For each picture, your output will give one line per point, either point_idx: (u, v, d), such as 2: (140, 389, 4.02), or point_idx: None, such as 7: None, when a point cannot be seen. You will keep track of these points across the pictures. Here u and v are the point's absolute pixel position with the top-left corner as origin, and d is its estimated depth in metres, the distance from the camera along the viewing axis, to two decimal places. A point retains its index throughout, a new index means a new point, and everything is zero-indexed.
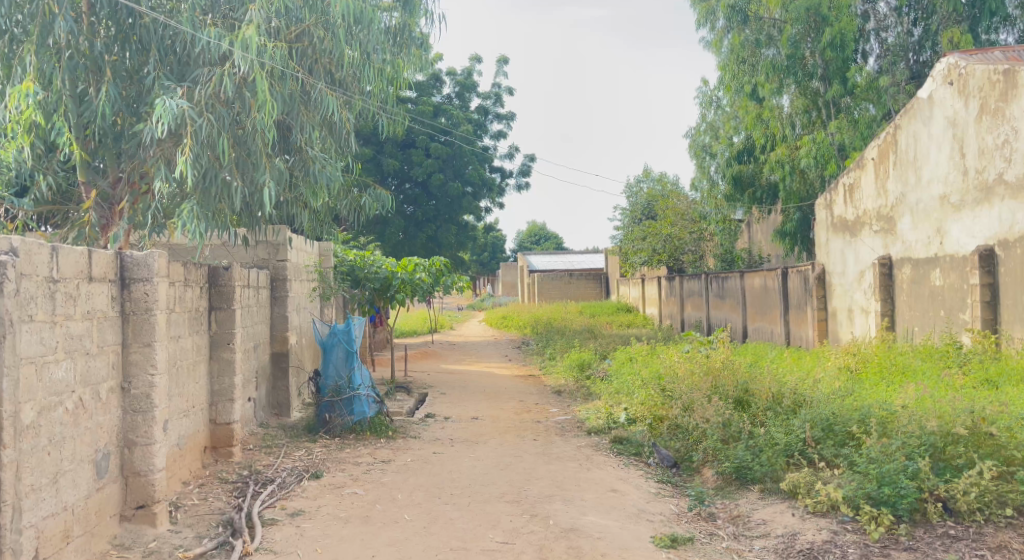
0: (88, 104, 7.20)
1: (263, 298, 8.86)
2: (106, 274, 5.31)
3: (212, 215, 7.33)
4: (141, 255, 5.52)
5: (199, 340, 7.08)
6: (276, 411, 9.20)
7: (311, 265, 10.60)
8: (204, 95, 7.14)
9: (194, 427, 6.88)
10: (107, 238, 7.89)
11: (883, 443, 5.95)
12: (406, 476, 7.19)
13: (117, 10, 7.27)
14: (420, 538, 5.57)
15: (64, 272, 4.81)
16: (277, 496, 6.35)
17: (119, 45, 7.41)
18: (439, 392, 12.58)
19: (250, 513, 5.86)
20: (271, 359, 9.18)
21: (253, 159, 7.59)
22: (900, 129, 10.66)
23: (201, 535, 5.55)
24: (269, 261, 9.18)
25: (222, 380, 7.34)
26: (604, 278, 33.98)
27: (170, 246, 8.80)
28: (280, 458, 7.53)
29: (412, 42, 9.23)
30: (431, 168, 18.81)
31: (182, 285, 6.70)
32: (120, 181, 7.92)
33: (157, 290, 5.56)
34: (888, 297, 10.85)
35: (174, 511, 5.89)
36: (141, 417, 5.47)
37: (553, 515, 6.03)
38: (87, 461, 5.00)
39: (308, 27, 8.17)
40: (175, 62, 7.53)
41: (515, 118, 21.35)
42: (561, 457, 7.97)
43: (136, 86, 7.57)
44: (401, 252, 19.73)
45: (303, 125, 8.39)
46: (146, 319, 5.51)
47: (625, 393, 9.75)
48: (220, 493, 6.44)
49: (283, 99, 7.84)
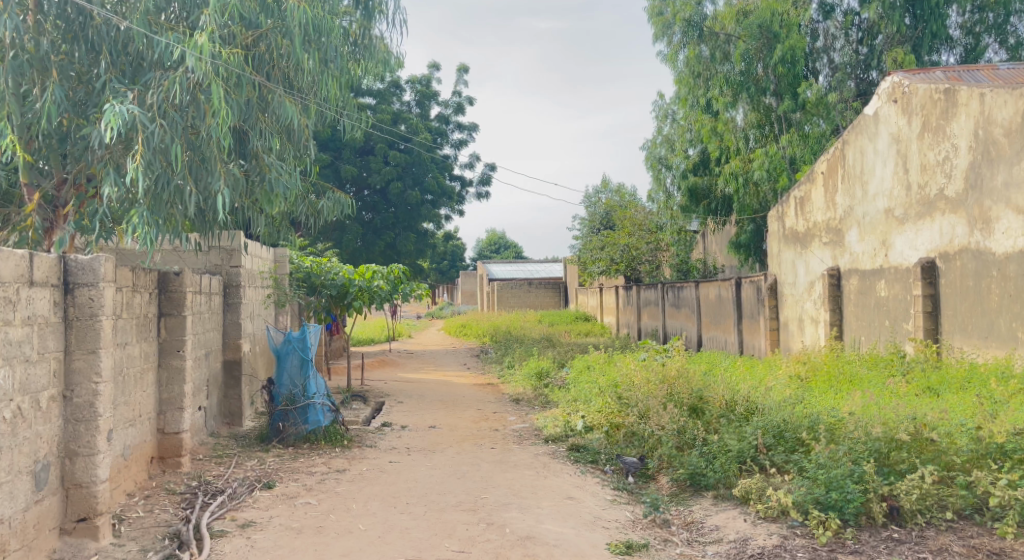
0: (31, 106, 6.95)
1: (215, 305, 8.71)
2: (48, 278, 5.18)
3: (163, 222, 7.19)
4: (86, 259, 5.39)
5: (147, 348, 6.94)
6: (228, 420, 9.05)
7: (266, 271, 10.51)
8: (156, 100, 6.99)
9: (141, 436, 6.74)
10: (50, 243, 7.63)
11: (831, 449, 6.09)
12: (362, 485, 7.12)
13: (67, 10, 7.14)
14: (374, 548, 5.53)
15: (3, 276, 4.68)
16: (228, 507, 6.24)
17: (67, 44, 7.23)
18: (396, 401, 12.47)
19: (199, 524, 5.76)
20: (223, 367, 9.01)
21: (208, 165, 7.46)
22: (848, 144, 10.87)
23: (146, 548, 5.42)
24: (222, 267, 9.14)
25: (171, 388, 7.21)
26: (563, 288, 34.17)
27: (118, 252, 8.60)
28: (232, 468, 7.41)
29: (372, 48, 9.17)
30: (389, 175, 18.79)
31: (130, 291, 6.57)
32: (65, 183, 7.68)
33: (103, 296, 5.44)
34: (837, 307, 11.05)
35: (119, 524, 5.76)
36: (84, 426, 5.33)
37: (509, 523, 6.02)
38: (25, 472, 4.86)
39: (266, 33, 8.10)
40: (128, 63, 7.38)
41: (476, 127, 21.41)
42: (517, 465, 7.96)
43: (83, 87, 7.40)
44: (359, 259, 19.56)
45: (260, 132, 8.30)
46: (92, 325, 5.38)
47: (583, 401, 9.79)
48: (167, 505, 6.30)
49: (238, 106, 7.72)
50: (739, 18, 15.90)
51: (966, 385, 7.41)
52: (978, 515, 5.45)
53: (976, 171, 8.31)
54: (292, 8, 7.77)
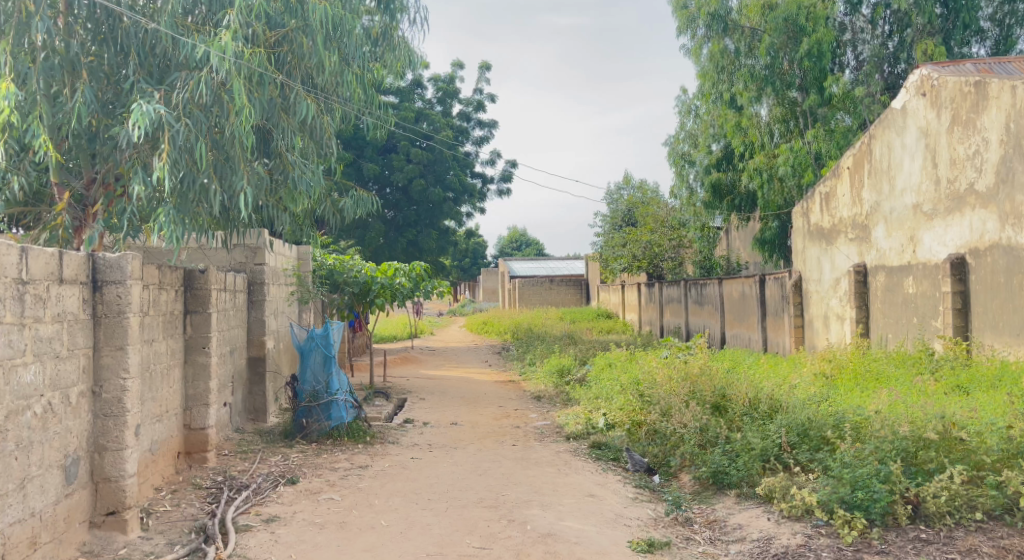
0: (62, 105, 7.06)
1: (240, 302, 8.80)
2: (77, 276, 5.25)
3: (189, 219, 7.27)
4: (113, 258, 5.47)
5: (174, 344, 7.02)
6: (253, 416, 9.13)
7: (290, 268, 10.59)
8: (181, 99, 7.06)
9: (168, 432, 6.82)
10: (80, 241, 7.75)
11: (857, 447, 6.02)
12: (383, 481, 7.15)
13: (96, 11, 7.21)
14: (395, 543, 5.55)
15: (33, 274, 4.73)
16: (252, 502, 6.29)
17: (97, 44, 7.31)
18: (418, 397, 12.54)
19: (224, 518, 5.81)
20: (248, 363, 9.10)
21: (231, 163, 7.50)
22: (874, 138, 10.77)
23: (173, 541, 5.48)
24: (246, 265, 9.22)
25: (197, 384, 7.28)
26: (585, 285, 34.16)
27: (144, 250, 8.68)
28: (256, 463, 7.47)
29: (395, 47, 9.21)
30: (412, 174, 18.84)
31: (156, 288, 6.63)
32: (95, 182, 7.76)
33: (130, 294, 5.49)
34: (863, 304, 10.94)
35: (147, 518, 5.83)
36: (112, 421, 5.40)
37: (530, 520, 6.03)
38: (56, 466, 4.94)
39: (289, 32, 8.13)
40: (155, 65, 7.44)
41: (497, 125, 21.41)
42: (539, 462, 7.96)
43: (112, 87, 7.47)
44: (381, 257, 19.64)
45: (283, 131, 8.34)
46: (119, 322, 5.44)
47: (605, 398, 9.78)
48: (194, 499, 6.37)
49: (262, 104, 7.75)
50: (764, 11, 15.60)
51: (997, 384, 7.31)
52: (1008, 516, 5.37)
53: (1008, 165, 8.18)
54: (314, 8, 7.82)
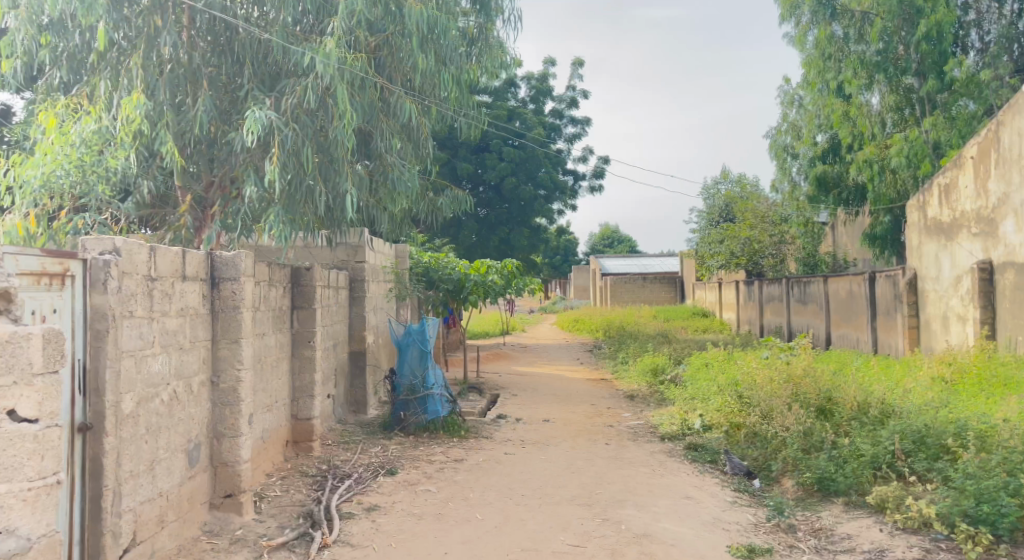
0: (185, 114, 7.57)
1: (342, 298, 9.17)
2: (198, 273, 5.61)
3: (297, 220, 7.60)
4: (229, 256, 5.81)
5: (282, 338, 7.38)
6: (354, 408, 9.49)
7: (388, 266, 10.95)
8: (290, 105, 7.41)
9: (277, 421, 7.18)
10: (200, 240, 8.25)
11: (981, 458, 5.84)
12: (478, 475, 7.34)
13: (216, 25, 7.71)
14: (491, 537, 5.71)
15: (161, 271, 5.06)
16: (355, 491, 6.57)
17: (217, 56, 7.79)
18: (510, 393, 12.73)
19: (329, 506, 6.09)
20: (349, 357, 9.47)
21: (336, 165, 7.78)
22: (1003, 126, 10.30)
23: (283, 525, 5.78)
24: (348, 262, 9.54)
25: (303, 376, 7.63)
26: (680, 283, 33.76)
27: (256, 248, 9.10)
28: (357, 454, 7.78)
29: (490, 46, 9.40)
30: (504, 172, 18.98)
31: (267, 285, 7.00)
32: (213, 186, 8.22)
33: (244, 290, 5.84)
34: (988, 303, 10.52)
35: (260, 502, 6.17)
36: (229, 410, 5.75)
37: (625, 520, 6.09)
38: (180, 451, 5.29)
39: (389, 36, 8.40)
40: (267, 73, 7.85)
41: (591, 122, 21.39)
42: (633, 462, 8.00)
43: (229, 97, 7.91)
44: (474, 255, 19.93)
45: (383, 133, 8.61)
46: (235, 316, 5.79)
47: (702, 399, 9.68)
48: (301, 486, 6.70)
49: (362, 108, 8.02)
50: None
51: None
52: None
53: None
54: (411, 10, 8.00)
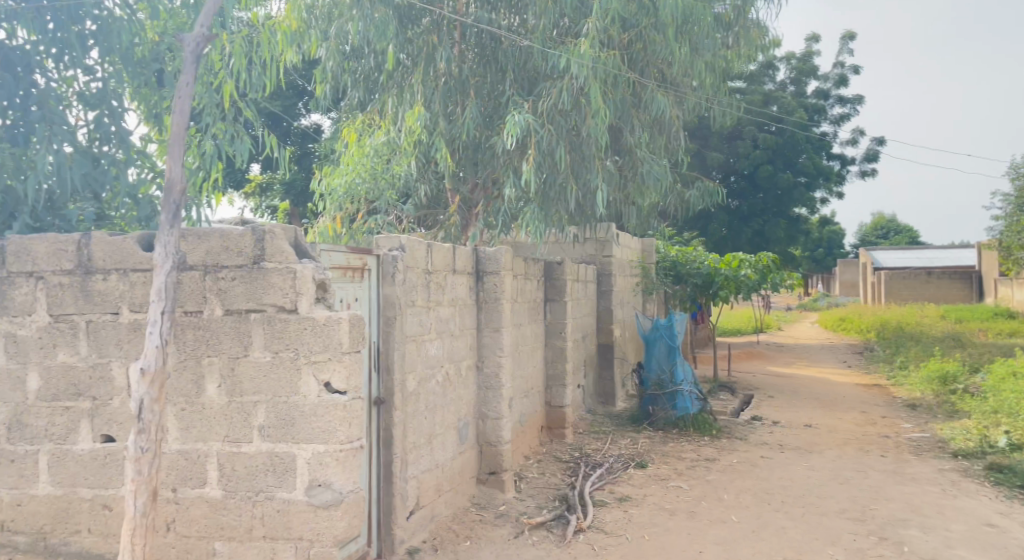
0: (455, 122, 8.23)
1: (591, 291, 9.50)
2: (466, 266, 6.14)
3: (551, 217, 8.02)
4: (492, 250, 6.30)
5: (537, 328, 7.83)
6: (603, 400, 9.79)
7: (635, 261, 11.17)
8: (547, 107, 7.84)
9: (533, 407, 7.63)
10: (467, 237, 8.96)
11: None
12: (733, 477, 7.29)
13: (483, 37, 8.33)
14: (750, 542, 5.67)
15: (436, 264, 5.62)
16: (607, 480, 6.85)
17: (484, 66, 8.37)
18: (766, 394, 12.36)
19: (582, 491, 6.40)
20: (598, 349, 9.80)
21: (587, 162, 8.05)
22: None
23: (541, 505, 6.16)
24: (595, 257, 9.86)
25: (556, 365, 8.04)
26: (973, 280, 30.34)
27: (514, 243, 9.65)
28: (608, 444, 8.04)
29: (747, 28, 9.29)
30: (759, 160, 18.37)
31: (523, 278, 7.45)
32: (477, 187, 8.83)
33: (503, 282, 6.31)
34: None
35: (520, 481, 6.63)
36: (492, 393, 6.25)
37: (905, 541, 5.77)
38: (452, 427, 5.83)
39: (642, 31, 8.50)
40: (527, 78, 8.29)
41: (861, 101, 20.06)
42: (916, 478, 7.48)
43: (493, 102, 8.37)
44: (726, 249, 19.49)
45: (633, 126, 8.79)
46: (496, 306, 6.27)
47: (1006, 413, 8.72)
48: (556, 470, 7.09)
49: (615, 105, 8.29)
50: None
51: None
52: None
53: None
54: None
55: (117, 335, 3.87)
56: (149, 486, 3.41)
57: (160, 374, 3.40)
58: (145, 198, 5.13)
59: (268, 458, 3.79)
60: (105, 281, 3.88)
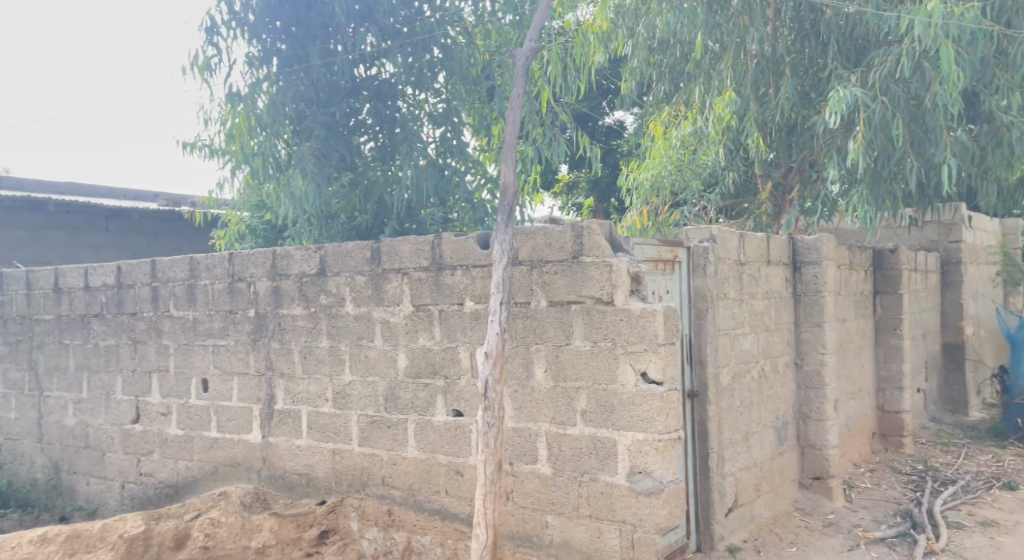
0: (768, 104, 7.79)
1: (933, 283, 8.59)
2: (782, 257, 5.98)
3: (882, 198, 7.22)
4: (811, 240, 6.10)
5: (866, 324, 7.33)
6: (951, 408, 8.83)
7: (994, 246, 9.73)
8: (878, 78, 6.92)
9: (863, 410, 7.13)
10: (779, 225, 8.53)
11: None
12: None
13: (801, 10, 7.72)
14: None
15: (749, 256, 5.55)
16: (962, 499, 6.22)
17: (801, 40, 7.79)
18: None
19: (930, 509, 5.88)
20: (943, 349, 8.91)
21: (932, 135, 7.00)
22: None
23: (879, 520, 5.77)
24: (938, 243, 8.89)
25: (890, 366, 7.44)
26: None
27: (836, 230, 9.03)
28: (960, 458, 7.25)
29: None
30: None
31: (848, 268, 6.95)
32: (791, 170, 8.32)
33: (825, 274, 6.04)
34: None
35: (850, 491, 6.27)
36: (814, 393, 6.00)
37: None
38: (771, 427, 5.68)
39: None
40: (854, 48, 7.50)
41: None
42: None
43: (811, 77, 7.87)
44: None
45: (998, 89, 7.16)
46: (816, 301, 6.03)
47: None
48: (893, 482, 6.57)
49: (975, 65, 6.71)
50: None
51: None
52: None
53: None
54: None
55: (462, 323, 4.42)
56: (496, 457, 3.71)
57: (500, 357, 3.71)
58: (479, 201, 6.72)
59: (592, 441, 4.06)
60: (453, 275, 4.44)
